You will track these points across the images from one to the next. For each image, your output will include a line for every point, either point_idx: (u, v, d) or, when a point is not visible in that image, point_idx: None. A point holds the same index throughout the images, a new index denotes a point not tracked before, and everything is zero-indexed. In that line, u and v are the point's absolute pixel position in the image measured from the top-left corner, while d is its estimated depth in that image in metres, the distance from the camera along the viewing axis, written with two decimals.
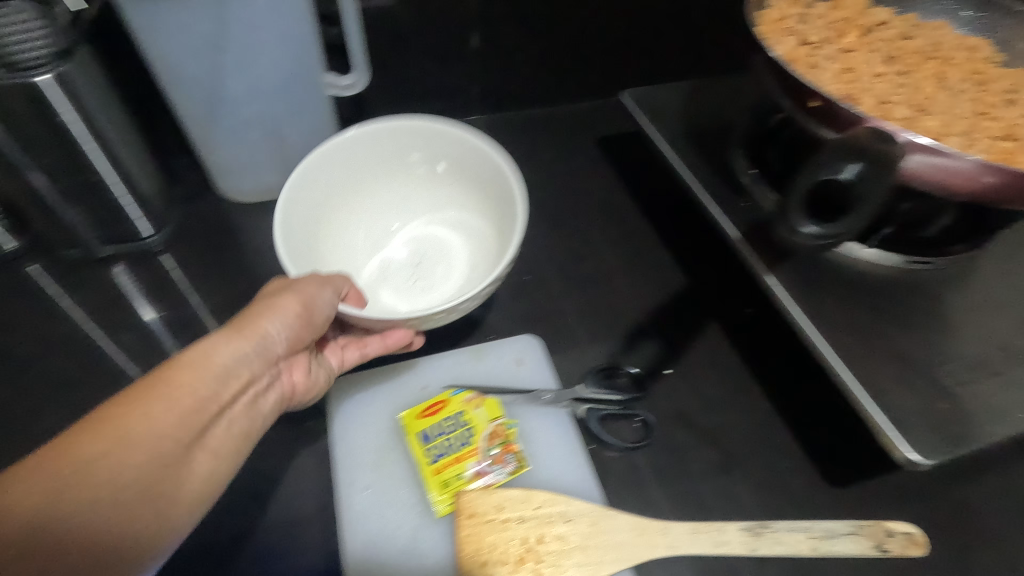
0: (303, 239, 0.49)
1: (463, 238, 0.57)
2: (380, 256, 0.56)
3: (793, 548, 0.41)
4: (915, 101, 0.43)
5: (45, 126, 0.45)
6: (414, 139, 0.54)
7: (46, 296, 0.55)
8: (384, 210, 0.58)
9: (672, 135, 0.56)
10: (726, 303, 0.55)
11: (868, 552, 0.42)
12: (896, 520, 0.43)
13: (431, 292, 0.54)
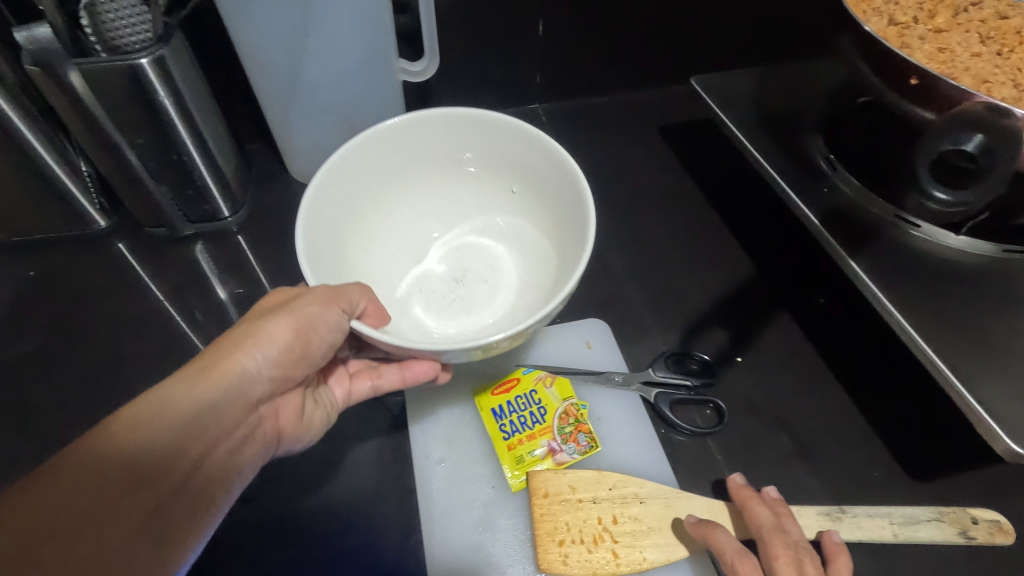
0: (330, 241, 0.42)
1: (514, 252, 0.49)
2: (418, 266, 0.49)
3: (875, 534, 0.41)
4: (1014, 83, 0.42)
5: (143, 106, 0.47)
6: (466, 134, 0.47)
7: (133, 272, 0.57)
8: (425, 214, 0.51)
9: (745, 121, 0.55)
10: (798, 293, 0.54)
11: (953, 539, 0.41)
12: (980, 508, 0.42)
13: (474, 312, 0.47)
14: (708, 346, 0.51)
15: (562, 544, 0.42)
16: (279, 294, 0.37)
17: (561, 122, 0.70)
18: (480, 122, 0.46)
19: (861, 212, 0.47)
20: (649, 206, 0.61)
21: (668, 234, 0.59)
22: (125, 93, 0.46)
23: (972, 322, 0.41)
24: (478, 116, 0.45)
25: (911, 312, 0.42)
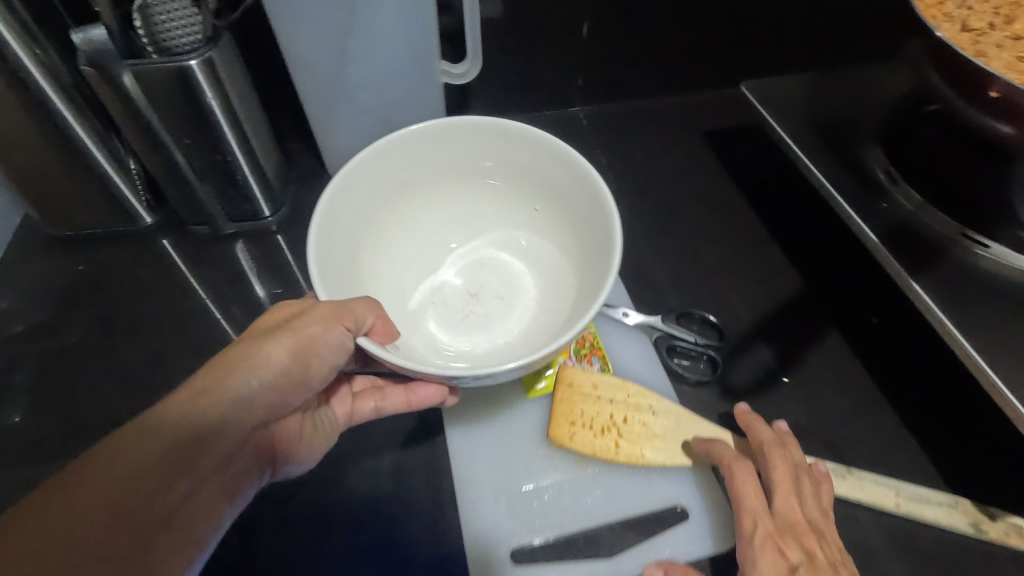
0: (341, 243, 0.41)
1: (533, 269, 0.48)
2: (433, 277, 0.48)
3: (877, 499, 0.41)
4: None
5: (190, 106, 0.48)
6: (487, 142, 0.46)
7: (176, 269, 0.58)
8: (445, 224, 0.50)
9: (798, 130, 0.53)
10: (850, 311, 0.51)
11: (961, 526, 0.41)
12: (1006, 512, 0.41)
13: (488, 328, 0.45)
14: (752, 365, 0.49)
15: (573, 427, 0.44)
16: (278, 313, 0.37)
17: (602, 126, 0.69)
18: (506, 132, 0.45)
19: (923, 230, 0.45)
20: (692, 216, 0.59)
21: (711, 245, 0.57)
22: (173, 94, 0.46)
23: None
24: (502, 127, 0.44)
25: (979, 339, 0.39)
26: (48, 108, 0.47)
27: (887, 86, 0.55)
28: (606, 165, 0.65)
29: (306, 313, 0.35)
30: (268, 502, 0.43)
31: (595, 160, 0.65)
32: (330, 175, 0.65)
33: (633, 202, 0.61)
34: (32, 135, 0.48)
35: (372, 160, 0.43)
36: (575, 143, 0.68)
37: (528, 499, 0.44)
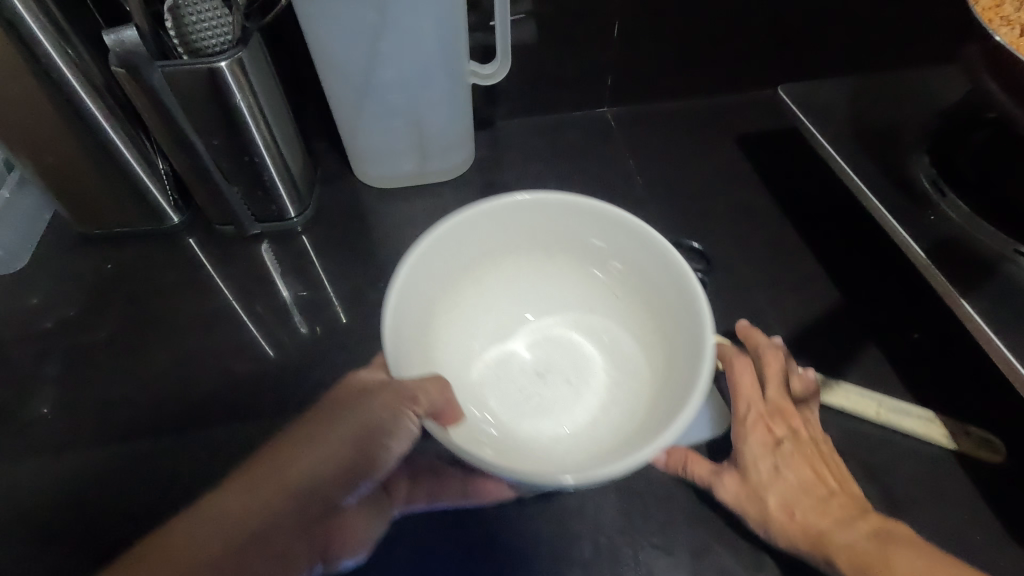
0: (420, 312, 0.41)
1: (605, 359, 0.47)
2: (502, 349, 0.48)
3: (859, 408, 0.44)
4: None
5: (220, 107, 0.47)
6: (589, 228, 0.44)
7: (201, 268, 0.59)
8: (524, 295, 0.50)
9: (838, 136, 0.51)
10: (889, 326, 0.49)
11: (937, 438, 0.43)
12: (978, 429, 0.44)
13: (554, 413, 0.45)
14: None
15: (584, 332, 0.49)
16: (344, 392, 0.36)
17: (630, 128, 0.68)
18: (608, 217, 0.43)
19: (973, 245, 0.43)
20: (725, 223, 0.58)
21: (744, 253, 0.55)
22: (203, 93, 0.46)
23: None
24: (608, 213, 0.42)
25: None
26: (80, 107, 0.47)
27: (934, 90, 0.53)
28: (635, 168, 0.63)
29: (370, 393, 0.35)
30: None
31: (625, 163, 0.64)
32: (355, 175, 0.64)
33: (662, 208, 0.59)
34: (65, 134, 0.49)
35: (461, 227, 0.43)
36: (604, 145, 0.66)
37: None
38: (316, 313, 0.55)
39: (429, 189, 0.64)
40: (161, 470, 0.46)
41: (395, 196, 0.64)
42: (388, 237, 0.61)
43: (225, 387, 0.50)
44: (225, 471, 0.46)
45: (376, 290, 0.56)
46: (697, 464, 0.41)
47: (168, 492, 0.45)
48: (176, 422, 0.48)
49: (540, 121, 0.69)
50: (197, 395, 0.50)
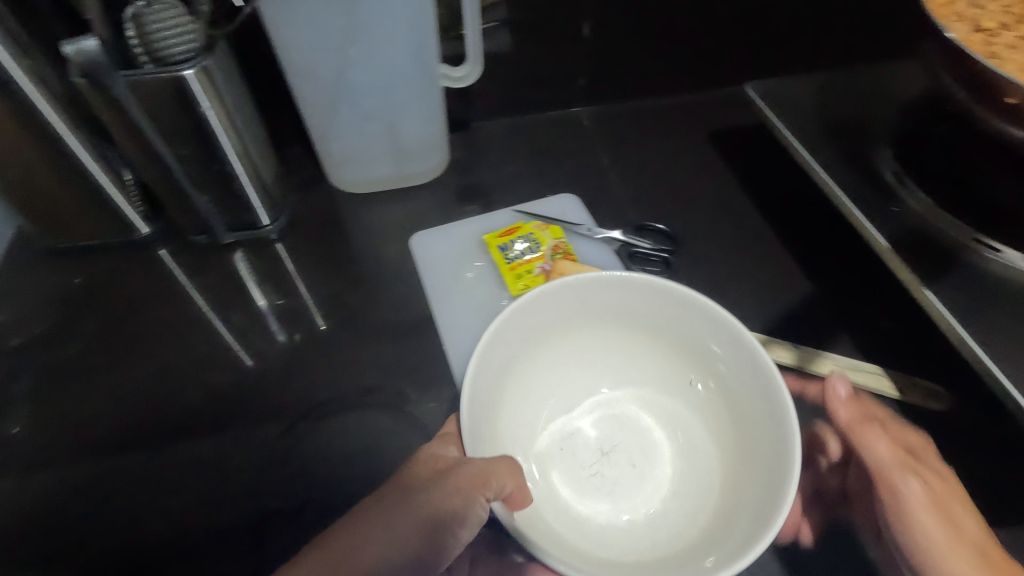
0: (495, 377, 0.42)
1: (678, 456, 0.45)
2: (565, 419, 0.47)
3: (818, 369, 0.46)
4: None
5: (187, 116, 0.47)
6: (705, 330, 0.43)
7: (174, 279, 0.57)
8: (603, 368, 0.49)
9: (806, 130, 0.52)
10: (860, 315, 0.51)
11: (887, 391, 0.45)
12: (925, 380, 0.46)
13: (613, 498, 0.44)
14: None
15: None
16: (425, 464, 0.36)
17: (604, 127, 0.68)
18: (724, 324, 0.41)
19: (935, 235, 0.44)
20: (699, 218, 0.59)
21: (719, 249, 0.56)
22: (169, 104, 0.45)
23: None
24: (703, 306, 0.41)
25: (993, 345, 0.38)
26: (41, 118, 0.46)
27: (896, 85, 0.54)
28: (610, 167, 0.64)
29: (448, 476, 0.34)
30: (275, 518, 0.43)
31: (599, 162, 0.65)
32: (329, 180, 0.63)
33: (637, 206, 0.60)
34: (26, 147, 0.47)
35: (550, 297, 0.43)
36: (578, 144, 0.67)
37: None
38: (295, 321, 0.54)
39: (404, 193, 0.64)
40: (140, 486, 0.45)
41: (371, 200, 0.63)
42: (364, 242, 0.60)
43: (202, 399, 0.50)
44: (205, 486, 0.45)
45: (354, 296, 0.56)
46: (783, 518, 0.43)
47: (148, 508, 0.44)
48: (153, 437, 0.47)
49: (514, 122, 0.69)
50: (173, 409, 0.49)
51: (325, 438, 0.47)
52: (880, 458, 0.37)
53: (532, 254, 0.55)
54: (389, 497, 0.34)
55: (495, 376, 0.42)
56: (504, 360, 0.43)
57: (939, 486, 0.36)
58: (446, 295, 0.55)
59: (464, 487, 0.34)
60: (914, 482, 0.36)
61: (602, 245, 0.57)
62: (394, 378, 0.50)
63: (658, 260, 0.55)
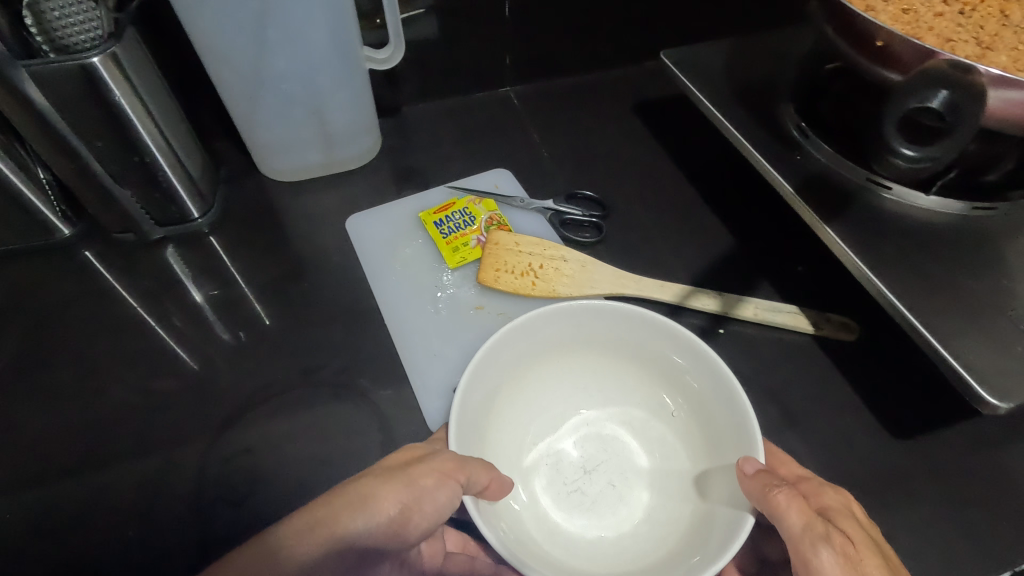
0: (481, 398, 0.40)
1: (659, 480, 0.42)
2: (552, 436, 0.45)
3: (741, 312, 0.49)
4: (977, 41, 0.41)
5: (99, 106, 0.45)
6: (679, 350, 0.41)
7: (102, 279, 0.56)
8: (589, 389, 0.46)
9: (716, 91, 0.55)
10: (778, 261, 0.54)
11: (803, 326, 0.48)
12: (835, 314, 0.50)
13: (590, 518, 0.41)
14: (688, 325, 0.50)
15: (498, 272, 0.52)
16: (404, 454, 0.36)
17: (532, 104, 0.70)
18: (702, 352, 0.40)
19: (834, 178, 0.47)
20: (627, 184, 0.61)
21: (647, 211, 0.59)
22: (78, 96, 0.44)
23: (946, 280, 0.41)
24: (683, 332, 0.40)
25: (887, 272, 0.42)
26: None
27: (796, 46, 0.58)
28: (540, 142, 0.66)
29: (425, 460, 0.34)
30: (223, 502, 0.43)
31: (529, 138, 0.66)
32: (260, 170, 0.63)
33: (567, 177, 0.62)
34: None
35: (541, 319, 0.42)
36: (508, 123, 0.68)
37: (466, 343, 0.52)
38: (233, 312, 0.54)
39: (339, 179, 0.64)
40: (78, 488, 0.44)
41: (305, 188, 0.63)
42: (300, 229, 0.60)
43: (139, 396, 0.49)
44: (148, 478, 0.44)
45: (292, 282, 0.56)
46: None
47: (88, 507, 0.43)
48: (90, 437, 0.46)
49: (444, 104, 0.70)
50: (109, 407, 0.48)
51: (270, 422, 0.47)
52: (788, 527, 0.30)
53: (465, 226, 0.57)
54: (369, 474, 0.33)
55: (481, 397, 0.41)
56: (494, 377, 0.42)
57: (858, 552, 0.28)
58: (384, 273, 0.56)
59: (439, 471, 0.34)
60: (829, 554, 0.28)
61: (535, 214, 0.58)
62: (336, 356, 0.50)
63: (589, 226, 0.57)
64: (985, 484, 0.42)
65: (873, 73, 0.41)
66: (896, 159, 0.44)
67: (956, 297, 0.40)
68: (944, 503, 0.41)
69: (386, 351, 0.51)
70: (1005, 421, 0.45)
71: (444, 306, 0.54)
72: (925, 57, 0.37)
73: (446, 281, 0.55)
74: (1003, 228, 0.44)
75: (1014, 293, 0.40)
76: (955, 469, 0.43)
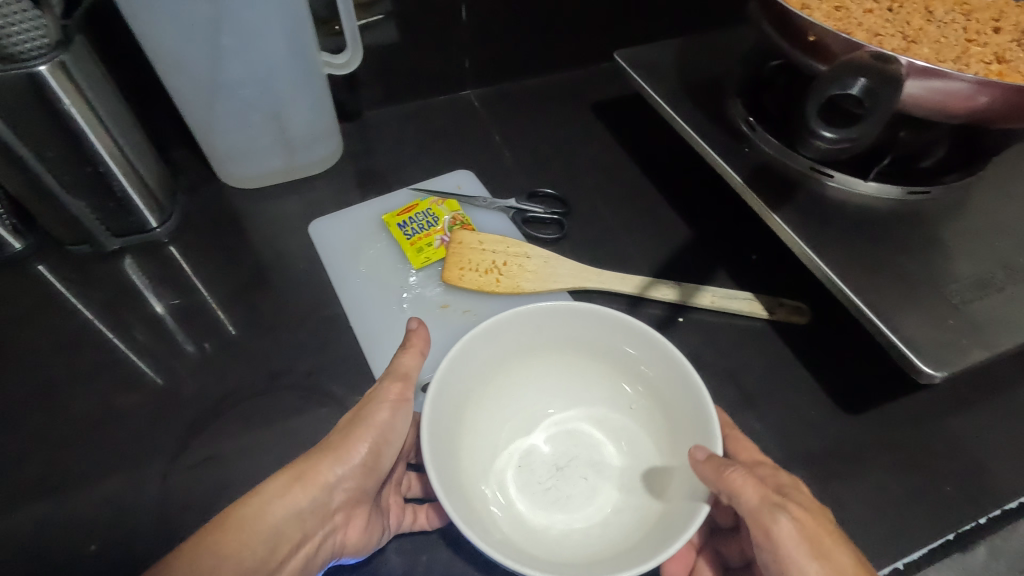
0: (452, 409, 0.40)
1: (626, 465, 0.43)
2: (522, 439, 0.45)
3: (699, 301, 0.50)
4: (904, 34, 0.44)
5: (49, 117, 0.45)
6: (630, 340, 0.42)
7: (57, 292, 0.55)
8: (553, 388, 0.47)
9: (668, 88, 0.57)
10: (732, 249, 0.56)
11: (759, 313, 0.50)
12: (788, 300, 0.52)
13: (567, 512, 0.41)
14: (648, 316, 0.52)
15: (462, 271, 0.52)
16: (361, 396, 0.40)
17: (493, 106, 0.71)
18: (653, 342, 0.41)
19: (780, 169, 0.50)
20: (587, 182, 0.62)
21: (606, 207, 0.60)
22: (26, 107, 0.44)
23: (886, 261, 0.44)
24: (632, 324, 0.41)
25: (830, 255, 0.44)
26: None
27: (742, 45, 0.61)
28: (501, 143, 0.67)
29: (373, 398, 0.39)
30: (188, 511, 0.43)
31: (490, 139, 0.67)
32: (220, 178, 0.62)
33: (528, 176, 0.63)
34: None
35: (501, 328, 0.42)
36: (469, 125, 0.69)
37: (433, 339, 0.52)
38: (194, 321, 0.53)
39: (300, 184, 0.64)
40: (36, 504, 0.43)
41: (266, 194, 0.63)
42: (262, 235, 0.60)
43: (100, 409, 0.48)
44: (110, 491, 0.44)
45: (254, 289, 0.55)
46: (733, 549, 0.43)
47: (48, 524, 0.42)
48: (47, 454, 0.45)
49: (405, 108, 0.70)
50: (67, 422, 0.47)
51: (236, 428, 0.46)
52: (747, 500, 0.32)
53: (430, 226, 0.58)
54: (337, 429, 0.38)
55: (451, 407, 0.40)
56: (460, 388, 0.41)
57: (812, 521, 0.31)
58: (349, 275, 0.56)
59: (387, 401, 0.38)
60: (786, 521, 0.31)
61: (497, 212, 0.59)
62: (302, 360, 0.50)
63: (551, 222, 0.58)
64: (929, 453, 0.44)
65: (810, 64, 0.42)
66: (817, 143, 0.42)
67: (896, 277, 0.43)
68: (893, 472, 0.43)
69: (352, 352, 0.51)
70: (946, 392, 0.48)
71: (410, 307, 0.54)
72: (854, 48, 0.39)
73: (412, 281, 0.56)
74: (937, 210, 0.46)
75: (947, 271, 0.43)
76: (902, 439, 0.45)
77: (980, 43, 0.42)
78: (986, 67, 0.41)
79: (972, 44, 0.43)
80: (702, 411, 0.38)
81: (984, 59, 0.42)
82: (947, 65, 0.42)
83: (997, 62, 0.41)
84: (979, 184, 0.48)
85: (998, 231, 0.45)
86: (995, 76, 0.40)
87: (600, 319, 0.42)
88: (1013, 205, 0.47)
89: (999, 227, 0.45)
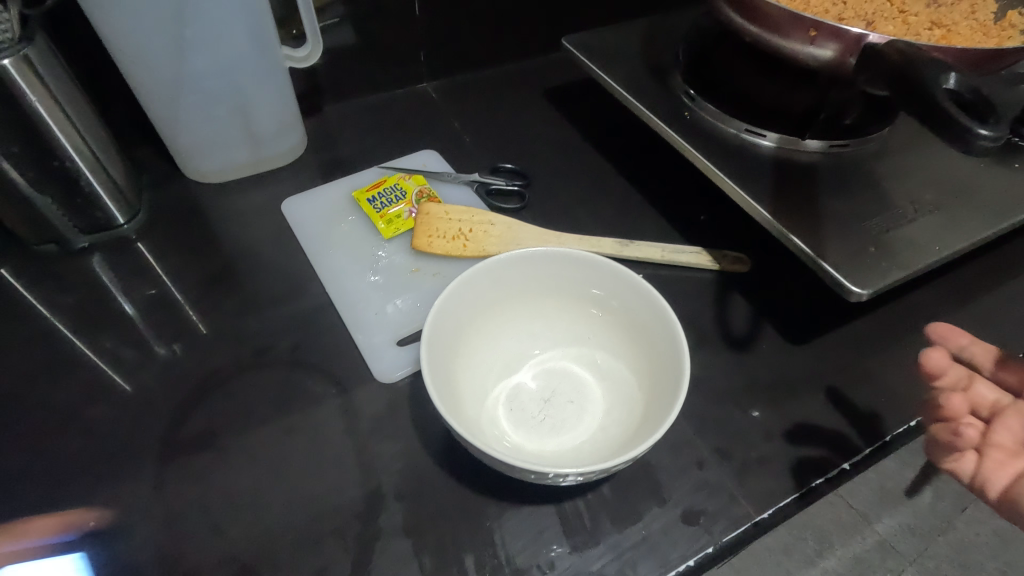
0: (442, 360, 0.42)
1: (606, 383, 0.46)
2: (509, 379, 0.47)
3: (650, 255, 0.55)
4: (845, 13, 0.49)
5: (14, 112, 0.46)
6: (590, 274, 0.46)
7: (23, 293, 0.54)
8: (528, 330, 0.50)
9: (615, 67, 0.61)
10: (683, 211, 0.61)
11: (706, 264, 0.55)
12: (731, 250, 0.57)
13: (566, 432, 0.44)
14: None
15: (431, 238, 0.55)
16: None
17: (450, 97, 0.74)
18: (611, 268, 0.45)
19: (719, 133, 0.55)
20: (545, 160, 0.66)
21: (565, 181, 0.64)
22: None
23: (817, 203, 0.49)
24: (589, 258, 0.46)
25: (766, 201, 0.50)
26: None
27: (676, 27, 0.66)
28: (461, 129, 0.70)
29: None
30: (181, 484, 0.43)
31: (451, 126, 0.70)
32: (186, 173, 0.63)
33: (490, 157, 0.67)
34: None
35: (475, 282, 0.45)
36: (428, 114, 0.72)
37: (408, 307, 0.54)
38: (170, 311, 0.54)
39: (266, 176, 0.65)
40: (19, 493, 0.43)
41: (232, 187, 0.64)
42: (231, 226, 0.61)
43: (78, 399, 0.48)
44: (96, 475, 0.44)
45: (228, 277, 0.56)
46: (989, 460, 0.43)
47: (30, 513, 0.42)
48: (28, 445, 0.45)
49: (365, 101, 0.73)
50: (44, 415, 0.47)
51: (223, 406, 0.47)
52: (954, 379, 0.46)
53: (397, 200, 0.60)
54: None
55: (440, 357, 0.42)
56: (446, 341, 0.43)
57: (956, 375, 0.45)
58: (323, 252, 0.58)
59: None
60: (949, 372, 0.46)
61: (462, 186, 0.63)
62: (285, 336, 0.52)
63: (513, 195, 0.62)
64: (869, 372, 0.50)
65: (962, 401, 0.45)
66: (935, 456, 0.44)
67: (823, 216, 0.48)
68: (836, 391, 0.48)
69: (332, 328, 0.53)
70: (883, 321, 0.53)
71: (380, 275, 0.56)
72: (859, 44, 0.42)
73: (382, 252, 0.58)
74: (856, 159, 0.52)
75: (867, 208, 0.49)
76: (843, 361, 0.50)
77: (910, 12, 0.49)
78: (930, 34, 0.47)
79: (906, 14, 0.49)
80: (663, 319, 0.43)
81: (925, 27, 0.48)
82: (906, 35, 0.47)
83: (935, 28, 0.48)
84: (890, 136, 0.54)
85: (908, 172, 0.51)
86: (942, 39, 0.47)
87: (563, 257, 0.46)
88: (920, 151, 0.53)
89: (909, 169, 0.52)
